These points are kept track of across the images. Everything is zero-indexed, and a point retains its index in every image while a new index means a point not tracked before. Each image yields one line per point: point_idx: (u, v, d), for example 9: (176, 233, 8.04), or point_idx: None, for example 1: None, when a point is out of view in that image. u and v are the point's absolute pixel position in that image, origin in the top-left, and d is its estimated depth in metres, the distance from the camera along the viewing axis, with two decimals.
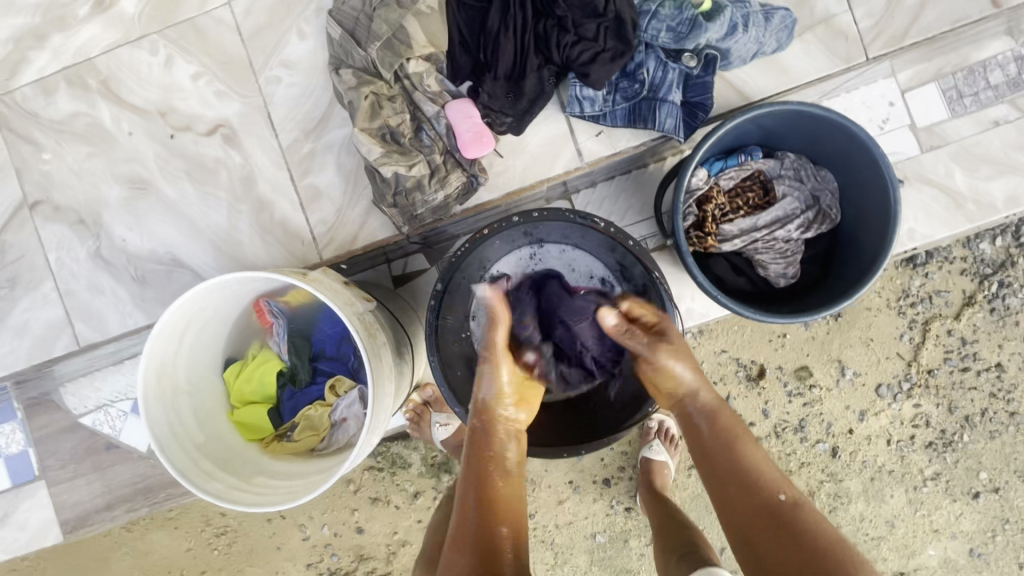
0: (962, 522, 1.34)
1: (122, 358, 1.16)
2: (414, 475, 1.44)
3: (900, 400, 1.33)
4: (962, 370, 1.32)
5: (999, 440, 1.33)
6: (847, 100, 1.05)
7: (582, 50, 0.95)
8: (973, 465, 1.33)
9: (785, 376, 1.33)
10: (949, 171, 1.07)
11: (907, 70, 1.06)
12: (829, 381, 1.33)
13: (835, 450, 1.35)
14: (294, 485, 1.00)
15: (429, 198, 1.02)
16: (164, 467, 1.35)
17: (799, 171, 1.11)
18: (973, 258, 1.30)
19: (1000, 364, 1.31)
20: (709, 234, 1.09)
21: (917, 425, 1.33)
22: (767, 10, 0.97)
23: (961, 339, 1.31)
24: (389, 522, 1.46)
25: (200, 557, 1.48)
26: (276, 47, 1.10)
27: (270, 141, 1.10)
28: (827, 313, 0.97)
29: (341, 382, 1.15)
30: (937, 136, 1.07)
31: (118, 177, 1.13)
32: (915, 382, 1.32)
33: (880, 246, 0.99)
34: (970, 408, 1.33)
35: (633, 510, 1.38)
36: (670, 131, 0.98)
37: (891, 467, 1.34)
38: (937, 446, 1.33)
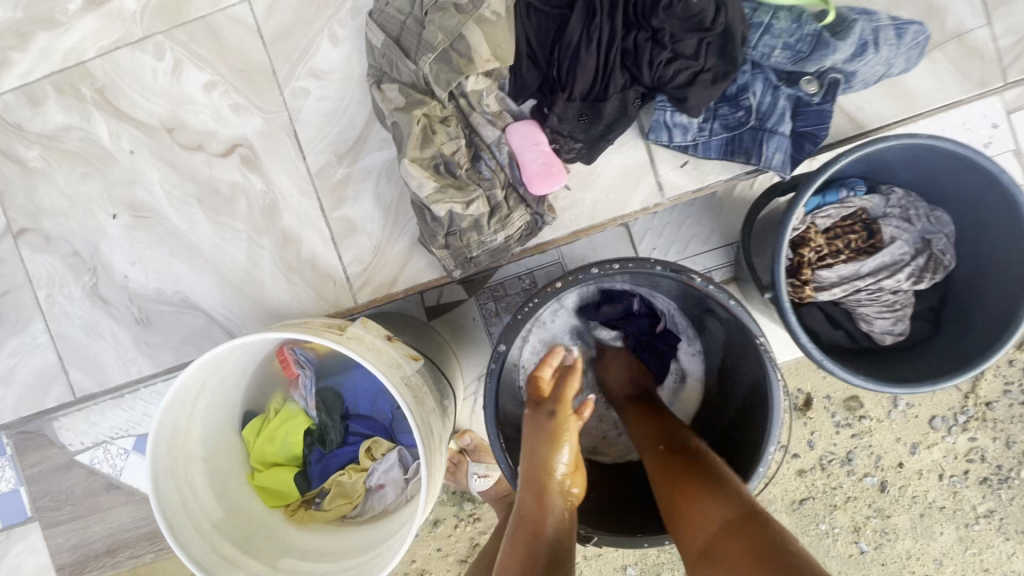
0: (1016, 562, 1.21)
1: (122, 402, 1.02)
2: (435, 502, 1.30)
3: (954, 433, 1.20)
4: (1021, 405, 1.19)
5: None
6: (944, 120, 0.90)
7: (678, 70, 0.80)
8: None
9: (833, 406, 1.21)
10: None
11: (1018, 87, 0.90)
12: (879, 412, 1.21)
13: (884, 484, 1.22)
14: (328, 574, 0.86)
15: (487, 239, 0.86)
16: None
17: (909, 210, 0.96)
18: None
19: None
20: (806, 282, 0.95)
21: (972, 460, 1.21)
22: (899, 24, 0.81)
23: (1022, 369, 1.18)
24: (405, 548, 1.31)
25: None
26: (305, 54, 0.93)
27: (296, 165, 0.94)
28: (951, 384, 0.83)
29: (378, 443, 1.01)
30: None
31: (117, 202, 0.97)
32: (972, 416, 1.20)
33: (1016, 304, 0.84)
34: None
35: (669, 542, 1.24)
36: (776, 168, 0.83)
37: (942, 503, 1.22)
38: (993, 482, 1.21)
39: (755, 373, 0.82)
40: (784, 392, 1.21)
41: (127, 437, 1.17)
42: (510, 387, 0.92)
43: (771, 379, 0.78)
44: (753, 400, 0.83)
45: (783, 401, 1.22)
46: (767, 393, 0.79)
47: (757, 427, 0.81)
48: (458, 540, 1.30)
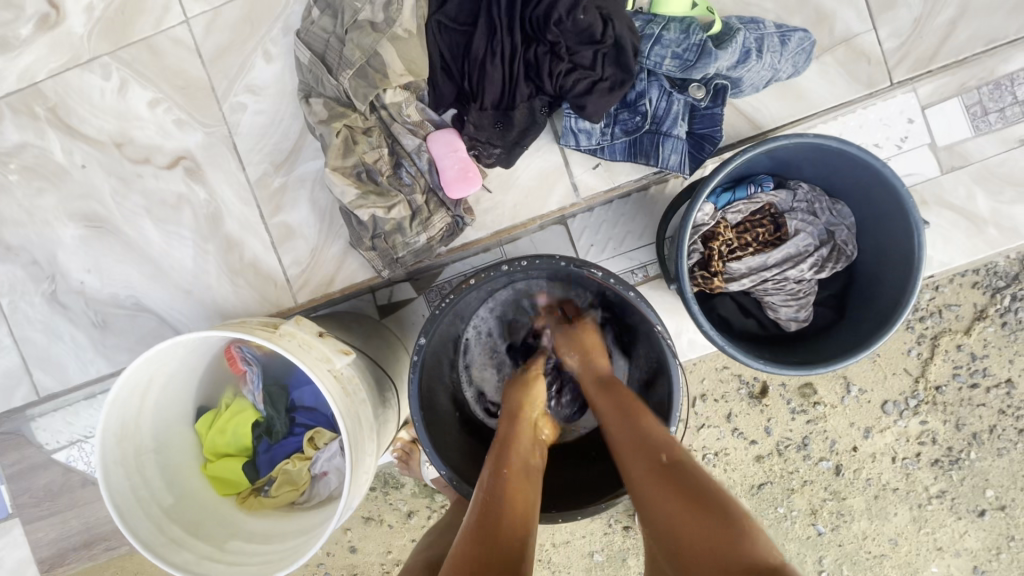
0: (967, 540, 1.28)
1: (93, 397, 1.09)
2: (407, 494, 1.38)
3: (906, 417, 1.26)
4: (971, 387, 1.25)
5: (1008, 457, 1.26)
6: (861, 117, 0.95)
7: (576, 80, 0.86)
8: (980, 483, 1.26)
9: (789, 393, 1.27)
10: (969, 194, 0.99)
11: (929, 84, 0.95)
12: (833, 398, 1.27)
13: (840, 467, 1.28)
14: (268, 552, 0.93)
15: (411, 241, 0.93)
16: None
17: (814, 203, 1.02)
18: (987, 271, 1.21)
19: (1010, 381, 1.24)
20: (716, 274, 1.01)
21: (924, 442, 1.27)
22: (783, 32, 0.88)
23: (970, 354, 1.24)
24: (382, 541, 1.40)
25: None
26: (241, 71, 0.99)
27: (237, 175, 1.01)
28: (843, 365, 0.89)
29: (320, 433, 1.07)
30: (958, 156, 0.98)
31: (73, 214, 1.03)
32: (922, 400, 1.25)
33: (901, 289, 0.91)
34: (978, 424, 1.26)
35: (632, 528, 1.32)
36: (674, 168, 0.90)
37: (896, 485, 1.28)
38: (944, 463, 1.27)
39: (661, 362, 0.91)
40: (741, 379, 1.26)
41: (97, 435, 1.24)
42: (437, 378, 0.98)
43: (671, 368, 0.87)
44: (660, 388, 0.92)
45: (740, 387, 1.27)
46: (669, 376, 0.88)
47: (663, 409, 0.91)
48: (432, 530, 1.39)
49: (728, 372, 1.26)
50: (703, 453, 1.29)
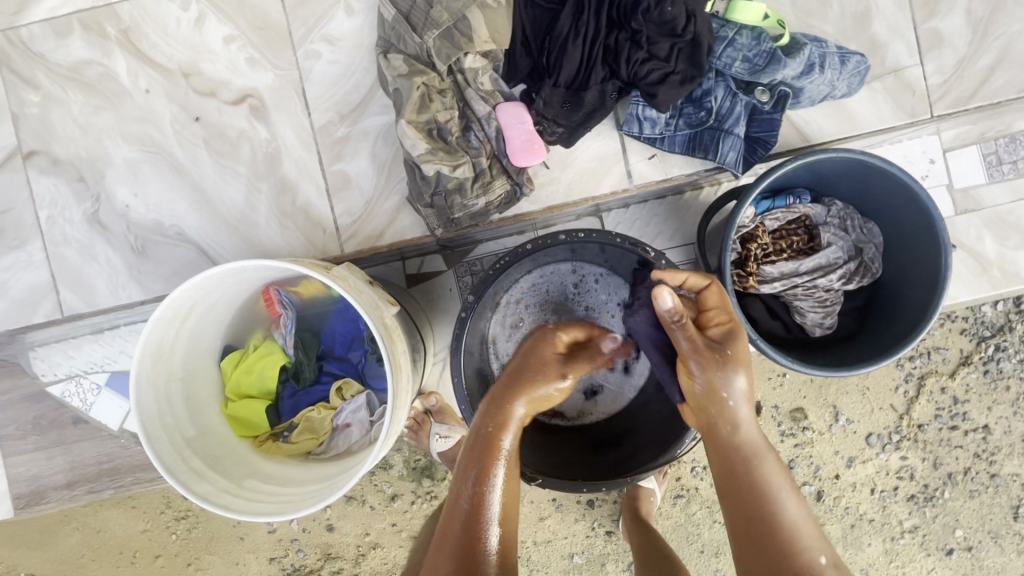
0: None
1: (101, 329, 1.07)
2: (394, 477, 1.32)
3: (887, 450, 1.30)
4: (950, 429, 1.30)
5: (978, 499, 1.31)
6: (888, 152, 1.03)
7: (651, 69, 0.90)
8: (951, 522, 1.31)
9: (780, 416, 1.30)
10: (979, 236, 1.06)
11: (953, 129, 1.03)
12: (821, 424, 1.30)
13: (820, 494, 1.31)
14: (288, 493, 0.92)
15: (469, 203, 0.95)
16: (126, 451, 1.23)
17: (846, 220, 1.08)
18: (974, 318, 1.28)
19: (987, 427, 1.29)
20: (750, 274, 1.06)
21: (902, 477, 1.31)
22: (843, 53, 0.94)
23: (952, 398, 1.29)
24: (361, 522, 1.33)
25: (154, 541, 1.35)
26: (320, 21, 1.02)
27: (301, 119, 1.03)
28: (867, 370, 0.94)
29: (348, 385, 1.08)
30: (971, 200, 1.05)
31: (128, 136, 1.03)
32: (904, 436, 1.30)
33: (925, 303, 0.97)
34: (954, 465, 1.30)
35: (615, 534, 1.33)
36: (730, 165, 0.95)
37: (872, 516, 1.32)
38: (919, 500, 1.31)
39: None
40: None
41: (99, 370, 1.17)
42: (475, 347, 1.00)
43: None
44: None
45: None
46: None
47: None
48: (412, 517, 1.32)
49: None
50: (691, 466, 1.31)
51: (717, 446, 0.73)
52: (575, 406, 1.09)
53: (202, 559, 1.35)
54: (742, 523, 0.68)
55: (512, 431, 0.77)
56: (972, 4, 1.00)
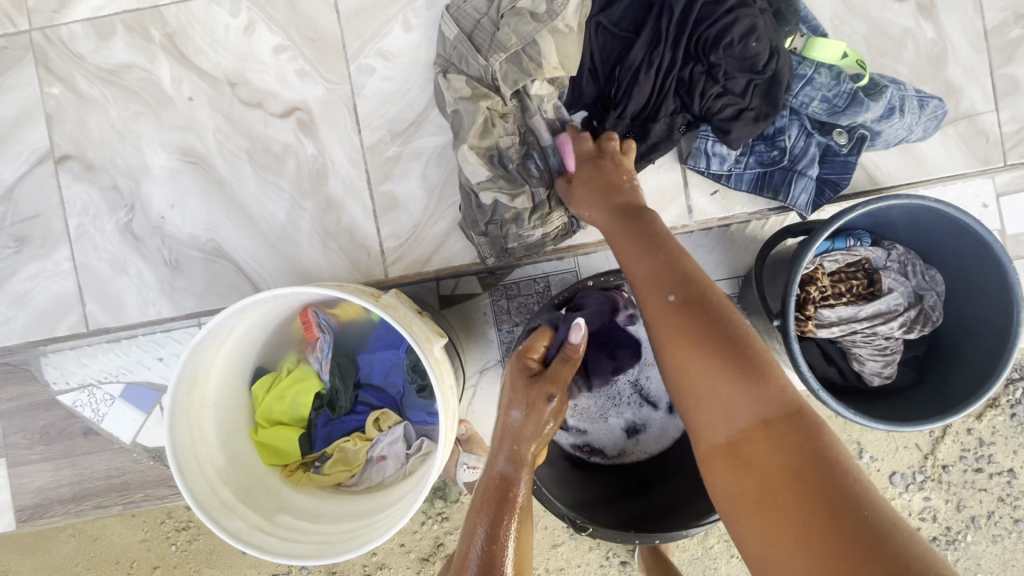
0: None
1: (119, 337, 1.03)
2: None
3: (910, 490, 1.26)
4: (974, 471, 1.25)
5: (1000, 544, 1.26)
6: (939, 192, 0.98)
7: (725, 105, 0.87)
8: (972, 567, 1.26)
9: None
10: None
11: (1008, 172, 0.99)
12: None
13: None
14: (323, 534, 0.86)
15: (525, 233, 0.90)
16: (123, 471, 1.13)
17: (907, 265, 1.04)
18: None
19: (1012, 471, 1.25)
20: (808, 318, 1.02)
21: (924, 518, 1.26)
22: (921, 96, 0.90)
23: (978, 439, 1.25)
24: None
25: (152, 552, 1.21)
26: (376, 35, 0.98)
27: (351, 137, 0.98)
28: (930, 426, 0.90)
29: (386, 415, 1.03)
30: (1022, 247, 1.01)
31: (168, 145, 0.99)
32: (928, 476, 1.26)
33: (994, 359, 0.92)
34: (977, 508, 1.26)
35: (629, 565, 1.27)
36: (801, 208, 0.90)
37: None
38: (941, 542, 1.27)
39: None
40: None
41: (114, 381, 1.06)
42: None
43: None
44: None
45: None
46: None
47: None
48: (421, 539, 1.23)
49: None
50: None
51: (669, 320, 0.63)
52: (616, 444, 1.02)
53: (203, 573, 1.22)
54: (724, 403, 0.57)
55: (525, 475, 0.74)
56: None
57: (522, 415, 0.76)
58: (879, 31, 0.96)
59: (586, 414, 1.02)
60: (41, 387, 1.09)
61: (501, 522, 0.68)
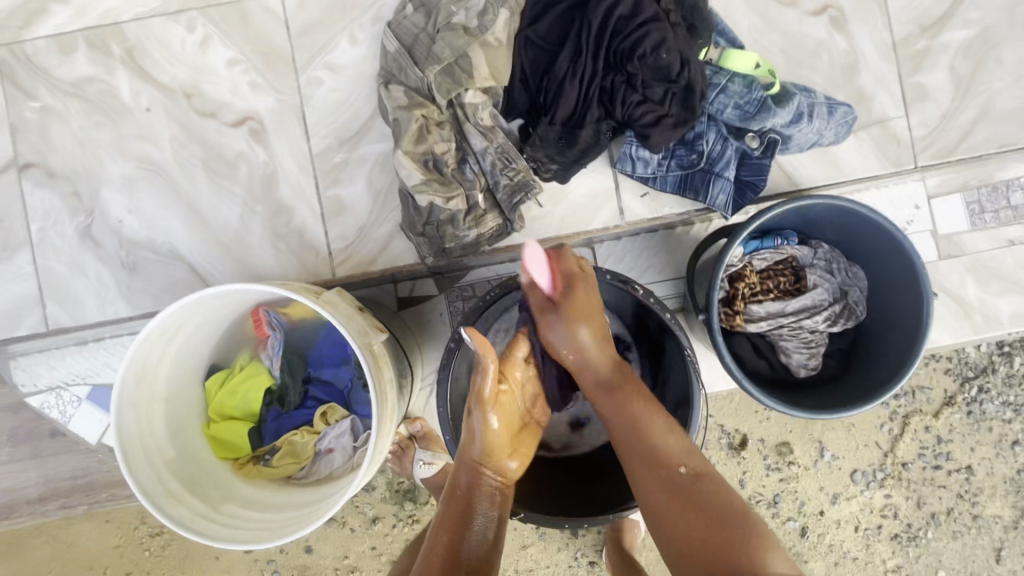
0: None
1: (87, 340, 1.07)
2: (375, 498, 1.26)
3: (872, 488, 1.27)
4: (934, 468, 1.27)
5: (961, 540, 1.27)
6: (874, 195, 1.05)
7: (645, 112, 0.93)
8: (933, 563, 1.28)
9: (766, 450, 1.27)
10: (962, 282, 1.08)
11: (936, 175, 1.05)
12: (807, 460, 1.27)
13: (805, 529, 1.28)
14: (266, 520, 0.90)
15: (462, 234, 0.96)
16: (87, 471, 1.16)
17: (832, 263, 1.09)
18: (958, 358, 1.26)
19: (970, 467, 1.27)
20: (737, 313, 1.08)
21: (886, 516, 1.28)
22: (830, 103, 0.97)
23: (936, 437, 1.27)
24: (339, 544, 1.27)
25: (126, 558, 1.23)
26: (324, 49, 1.04)
27: (301, 144, 1.04)
28: (847, 414, 0.95)
29: (333, 410, 1.07)
30: (955, 246, 1.07)
31: (127, 153, 1.04)
32: (888, 474, 1.27)
33: (908, 349, 0.98)
34: (937, 505, 1.27)
35: (597, 565, 1.30)
36: (719, 207, 0.97)
37: (856, 554, 1.28)
38: (902, 539, 1.28)
39: (684, 385, 0.94)
40: (722, 430, 1.26)
41: (85, 383, 1.09)
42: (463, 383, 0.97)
43: (695, 393, 0.90)
44: (681, 417, 0.94)
45: (721, 437, 1.27)
46: (691, 399, 0.91)
47: None
48: (392, 541, 1.26)
49: (711, 422, 1.26)
50: None
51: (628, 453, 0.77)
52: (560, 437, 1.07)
53: None
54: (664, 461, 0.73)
55: (487, 488, 0.82)
56: (955, 60, 1.04)
57: (483, 427, 0.84)
58: (794, 43, 1.03)
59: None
60: (6, 388, 1.13)
61: (469, 514, 0.77)
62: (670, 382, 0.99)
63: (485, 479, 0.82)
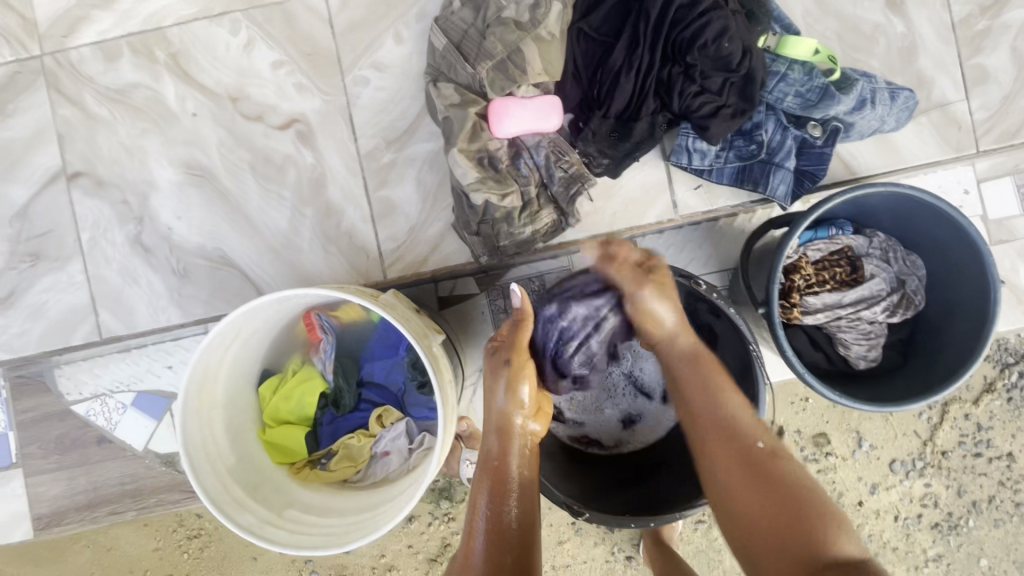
0: None
1: (130, 346, 1.07)
2: None
3: (911, 477, 1.25)
4: (974, 456, 1.25)
5: (1003, 529, 1.25)
6: (924, 181, 1.02)
7: (703, 103, 0.91)
8: (975, 551, 1.26)
9: (803, 441, 1.25)
10: (1015, 267, 1.05)
11: (985, 160, 1.02)
12: (845, 450, 1.25)
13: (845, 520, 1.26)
14: (330, 525, 0.90)
15: (517, 231, 0.95)
16: (134, 477, 1.16)
17: (889, 252, 1.07)
18: (995, 345, 1.23)
19: (1012, 454, 1.25)
20: (794, 305, 1.06)
21: (926, 505, 1.26)
22: (892, 88, 0.95)
23: (975, 425, 1.25)
24: (377, 542, 1.26)
25: (165, 560, 1.23)
26: (369, 48, 1.02)
27: (348, 145, 1.03)
28: (914, 407, 0.93)
29: (388, 412, 1.06)
30: (1006, 231, 1.04)
31: (174, 159, 1.03)
32: (928, 462, 1.25)
33: (974, 340, 0.96)
34: (978, 493, 1.25)
35: (635, 559, 1.29)
36: (779, 198, 0.94)
37: (896, 544, 1.27)
38: (943, 528, 1.26)
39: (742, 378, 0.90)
40: None
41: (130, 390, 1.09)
42: None
43: (759, 387, 0.86)
44: None
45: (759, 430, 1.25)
46: (752, 392, 0.86)
47: None
48: (429, 539, 1.26)
49: None
50: None
51: (721, 450, 0.68)
52: (613, 435, 1.05)
53: None
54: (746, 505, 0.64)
55: (517, 453, 0.76)
56: (1017, 41, 1.01)
57: (512, 372, 0.79)
58: (851, 27, 1.00)
59: (588, 405, 1.05)
60: (55, 396, 1.12)
61: (500, 494, 0.72)
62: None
63: (515, 437, 0.77)
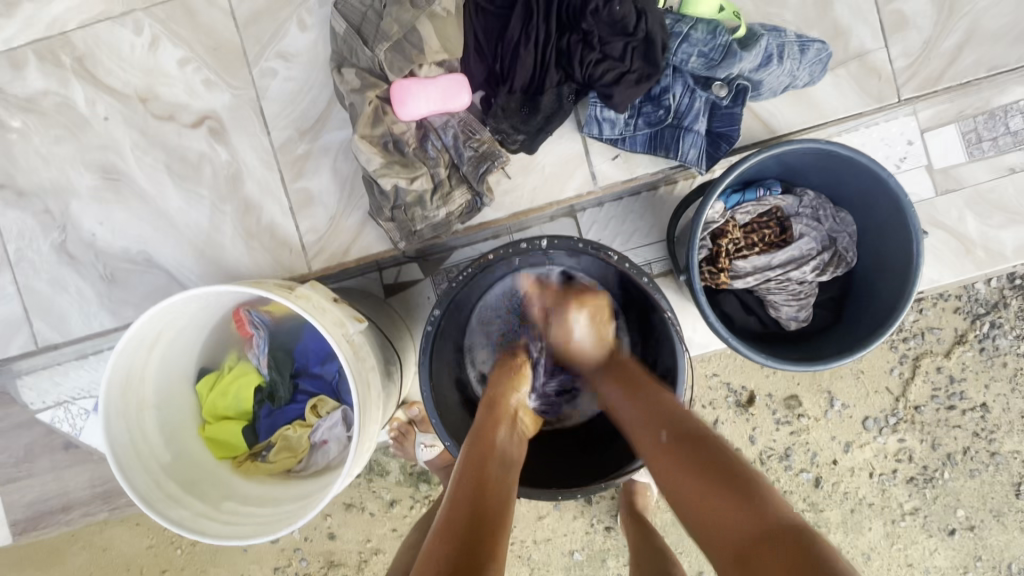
0: (936, 558, 1.25)
1: (86, 353, 1.08)
2: (392, 482, 1.26)
3: (885, 434, 1.23)
4: (948, 409, 1.23)
5: (979, 478, 1.23)
6: (864, 135, 1.00)
7: (605, 70, 0.90)
8: (951, 502, 1.24)
9: (774, 404, 1.23)
10: (961, 217, 1.02)
11: (929, 108, 1.00)
12: (817, 411, 1.23)
13: (819, 480, 1.24)
14: (264, 514, 0.92)
15: (430, 214, 0.94)
16: (96, 479, 1.18)
17: (818, 210, 1.06)
18: (968, 296, 1.21)
19: (985, 405, 1.22)
20: (722, 270, 1.04)
21: (901, 459, 1.24)
22: (802, 41, 0.93)
23: (949, 377, 1.22)
24: (363, 528, 1.28)
25: (161, 556, 1.28)
26: (274, 38, 1.01)
27: (261, 139, 1.02)
28: (838, 363, 0.92)
29: (323, 402, 1.08)
30: (952, 180, 1.01)
31: (90, 164, 1.03)
32: (901, 418, 1.23)
33: (899, 293, 0.95)
34: (953, 445, 1.23)
35: (615, 529, 1.26)
36: (691, 162, 0.94)
37: (872, 500, 1.24)
38: (919, 481, 1.24)
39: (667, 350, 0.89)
40: (730, 388, 1.23)
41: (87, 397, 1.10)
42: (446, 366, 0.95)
43: (680, 356, 0.84)
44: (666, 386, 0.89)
45: (728, 396, 1.23)
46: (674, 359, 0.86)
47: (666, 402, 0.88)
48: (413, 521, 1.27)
49: (717, 380, 1.23)
50: None
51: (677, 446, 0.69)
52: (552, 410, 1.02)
53: (210, 571, 1.29)
54: (704, 486, 0.64)
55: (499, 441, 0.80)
56: None
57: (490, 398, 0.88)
58: None
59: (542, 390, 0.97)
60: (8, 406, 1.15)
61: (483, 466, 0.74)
62: (660, 351, 0.90)
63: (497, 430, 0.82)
